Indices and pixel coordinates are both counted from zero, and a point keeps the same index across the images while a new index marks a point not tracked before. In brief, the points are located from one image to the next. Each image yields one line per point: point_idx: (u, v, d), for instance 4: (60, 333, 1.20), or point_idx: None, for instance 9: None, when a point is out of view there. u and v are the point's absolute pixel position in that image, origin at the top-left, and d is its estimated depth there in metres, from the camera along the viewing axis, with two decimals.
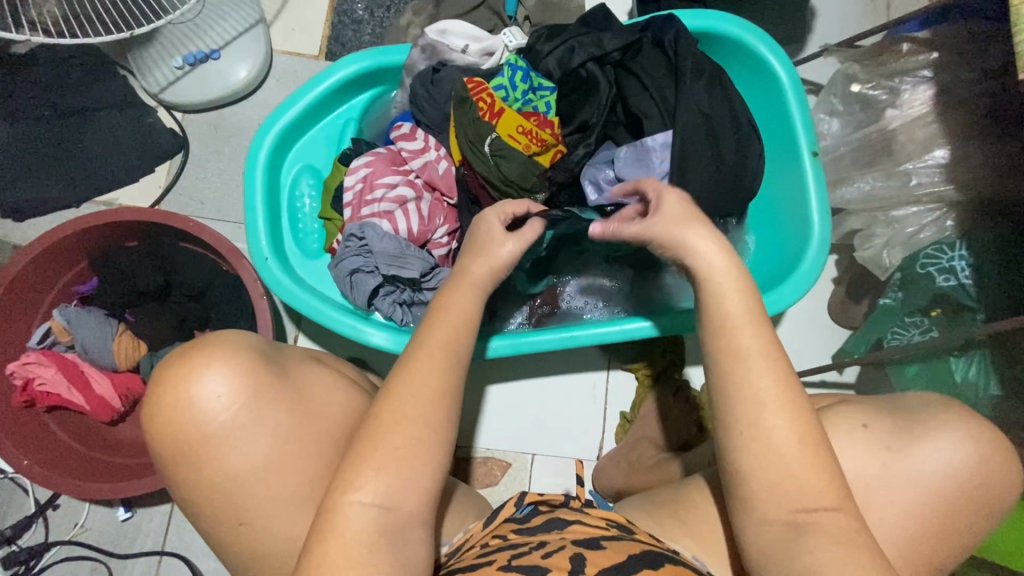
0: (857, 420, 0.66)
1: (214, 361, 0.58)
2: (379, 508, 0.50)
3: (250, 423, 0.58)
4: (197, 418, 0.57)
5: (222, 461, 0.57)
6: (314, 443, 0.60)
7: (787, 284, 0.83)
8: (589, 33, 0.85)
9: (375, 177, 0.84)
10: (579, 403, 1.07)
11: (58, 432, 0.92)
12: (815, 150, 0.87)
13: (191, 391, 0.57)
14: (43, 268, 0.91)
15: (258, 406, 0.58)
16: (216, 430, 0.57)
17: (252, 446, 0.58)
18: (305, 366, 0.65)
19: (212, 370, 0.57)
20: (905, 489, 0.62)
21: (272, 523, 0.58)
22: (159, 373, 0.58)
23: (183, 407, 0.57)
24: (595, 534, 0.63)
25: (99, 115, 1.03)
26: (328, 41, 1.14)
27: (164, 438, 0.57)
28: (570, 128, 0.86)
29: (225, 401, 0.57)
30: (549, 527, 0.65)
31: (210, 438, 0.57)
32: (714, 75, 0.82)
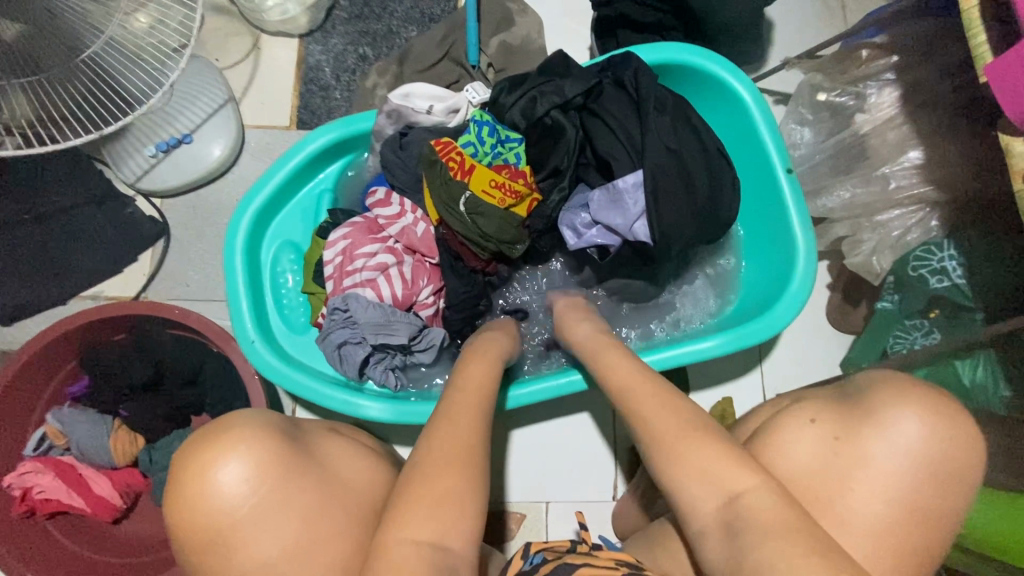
0: (803, 416, 0.66)
1: (239, 442, 0.58)
2: (423, 537, 0.50)
3: (277, 503, 0.57)
4: (223, 501, 0.56)
5: (247, 549, 0.55)
6: (343, 517, 0.60)
7: (781, 303, 0.82)
8: (551, 81, 0.86)
9: (354, 248, 0.84)
10: (590, 443, 1.05)
11: (61, 538, 0.90)
12: (789, 167, 0.87)
13: (219, 475, 0.56)
14: (33, 374, 0.90)
15: (285, 486, 0.57)
16: (243, 513, 0.56)
17: (279, 527, 0.56)
18: (323, 439, 0.66)
19: (239, 450, 0.57)
20: (864, 474, 0.60)
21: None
22: (179, 463, 0.57)
23: (208, 492, 0.55)
24: None
25: (79, 211, 1.04)
26: (298, 110, 1.16)
27: (192, 527, 0.55)
28: (542, 175, 0.86)
29: (253, 483, 0.56)
30: (556, 572, 0.63)
31: (237, 523, 0.56)
32: (678, 107, 0.83)
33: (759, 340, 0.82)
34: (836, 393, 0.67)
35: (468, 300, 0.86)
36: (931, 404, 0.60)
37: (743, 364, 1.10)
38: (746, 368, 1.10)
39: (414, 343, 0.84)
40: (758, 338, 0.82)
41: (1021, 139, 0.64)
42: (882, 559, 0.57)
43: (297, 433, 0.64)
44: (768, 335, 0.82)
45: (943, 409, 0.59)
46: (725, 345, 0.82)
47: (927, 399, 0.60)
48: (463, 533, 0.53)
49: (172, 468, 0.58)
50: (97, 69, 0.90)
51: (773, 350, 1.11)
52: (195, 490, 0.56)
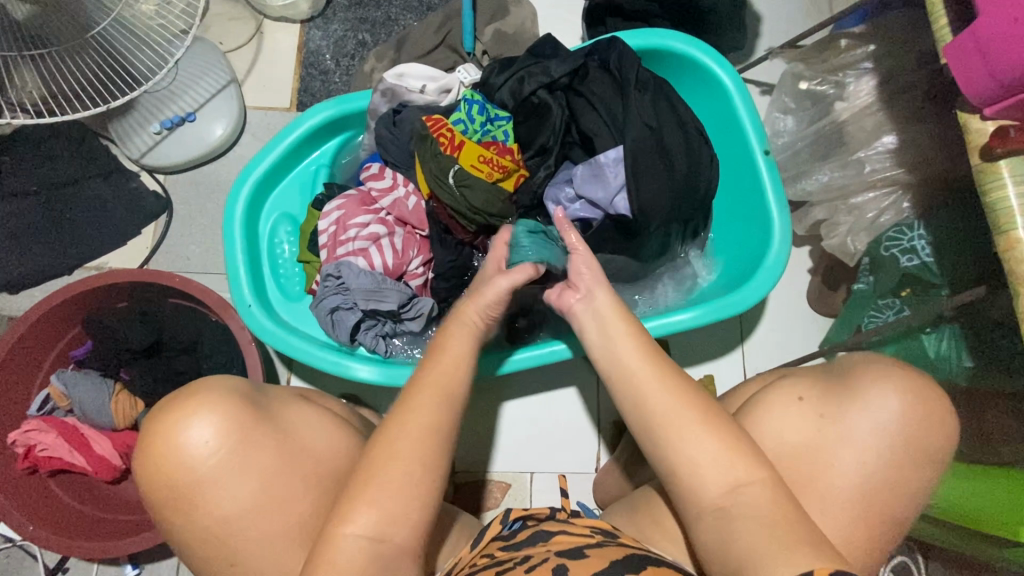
0: (793, 393, 0.70)
1: (202, 408, 0.61)
2: (368, 533, 0.53)
3: (238, 465, 0.60)
4: (188, 460, 0.59)
5: (208, 503, 0.60)
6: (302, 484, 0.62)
7: (758, 277, 0.86)
8: (538, 62, 0.89)
9: (347, 218, 0.88)
10: (574, 417, 1.09)
11: (62, 494, 0.93)
12: (767, 149, 0.90)
13: (182, 438, 0.59)
14: (38, 337, 0.94)
15: (246, 450, 0.61)
16: (208, 469, 0.60)
17: (238, 487, 0.60)
18: (290, 406, 0.67)
19: (204, 415, 0.60)
20: (843, 451, 0.65)
21: (256, 555, 0.60)
22: (149, 424, 0.61)
23: (175, 452, 0.59)
24: (581, 543, 0.64)
25: (85, 184, 1.08)
26: (298, 92, 1.20)
27: (157, 483, 0.60)
28: (529, 153, 0.90)
29: (214, 446, 0.60)
30: (534, 540, 0.66)
31: (198, 482, 0.60)
32: (658, 89, 0.86)
33: (735, 312, 0.86)
34: (822, 371, 0.72)
35: (454, 269, 0.90)
36: (912, 385, 0.65)
37: (725, 344, 1.14)
38: (728, 348, 1.14)
39: (404, 310, 0.88)
40: (735, 310, 0.85)
41: (978, 117, 0.68)
42: (856, 532, 0.64)
43: (262, 400, 0.66)
44: (744, 307, 0.86)
45: (921, 390, 0.65)
46: (703, 316, 0.85)
47: (910, 382, 0.65)
48: (404, 530, 0.55)
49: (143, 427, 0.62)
50: (105, 48, 0.94)
51: (755, 330, 1.14)
52: (163, 449, 0.60)
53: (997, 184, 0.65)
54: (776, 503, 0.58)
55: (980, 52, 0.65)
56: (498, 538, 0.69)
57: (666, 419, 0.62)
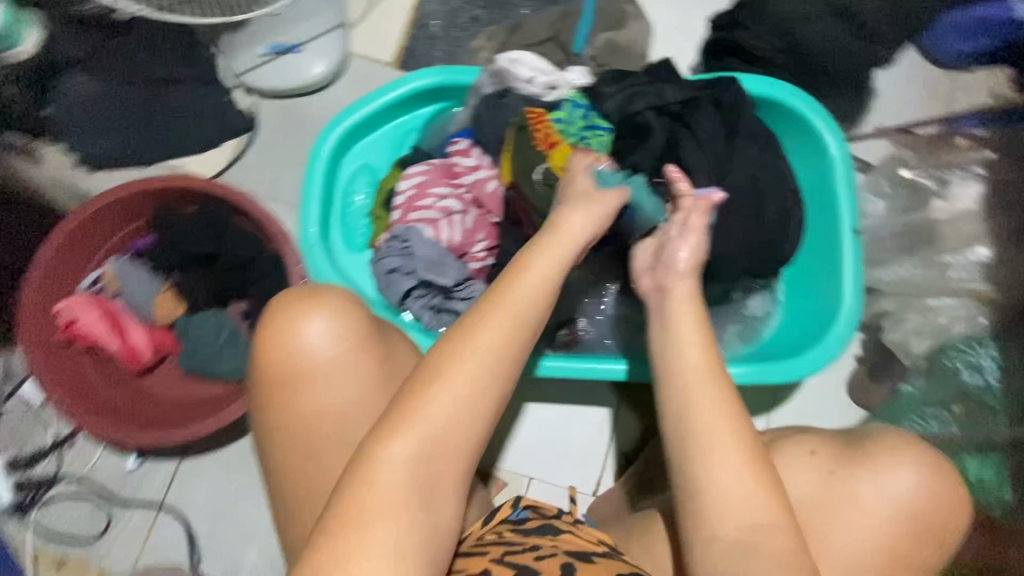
0: (805, 447, 0.66)
1: (328, 305, 0.61)
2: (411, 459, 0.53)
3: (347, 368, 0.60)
4: (306, 348, 0.60)
5: (307, 397, 0.60)
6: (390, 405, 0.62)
7: (815, 350, 0.84)
8: (652, 83, 0.89)
9: (428, 185, 0.89)
10: (585, 436, 1.09)
11: (89, 374, 0.96)
12: (858, 228, 0.88)
13: (302, 326, 0.60)
14: (106, 219, 0.97)
15: (356, 355, 0.60)
16: (317, 363, 0.60)
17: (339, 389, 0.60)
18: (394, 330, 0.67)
19: (322, 312, 0.60)
20: (852, 522, 0.62)
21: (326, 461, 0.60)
22: (278, 303, 0.62)
23: (295, 337, 0.60)
24: (588, 548, 0.65)
25: (176, 89, 1.08)
26: (402, 51, 1.20)
27: (272, 359, 0.60)
28: (617, 170, 0.87)
29: (330, 343, 0.60)
30: (541, 530, 0.67)
31: (313, 372, 0.60)
32: (768, 142, 0.87)
33: (791, 379, 0.83)
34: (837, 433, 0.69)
35: (517, 263, 0.90)
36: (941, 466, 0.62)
37: None
38: None
39: (457, 288, 0.87)
40: (787, 377, 0.83)
41: None
42: None
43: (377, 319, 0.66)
44: (796, 378, 0.84)
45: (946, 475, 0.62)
46: (751, 375, 0.84)
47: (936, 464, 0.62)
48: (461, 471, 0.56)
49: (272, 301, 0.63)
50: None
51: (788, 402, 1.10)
52: (281, 328, 0.60)
53: None
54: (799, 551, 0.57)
55: None
56: (508, 521, 0.69)
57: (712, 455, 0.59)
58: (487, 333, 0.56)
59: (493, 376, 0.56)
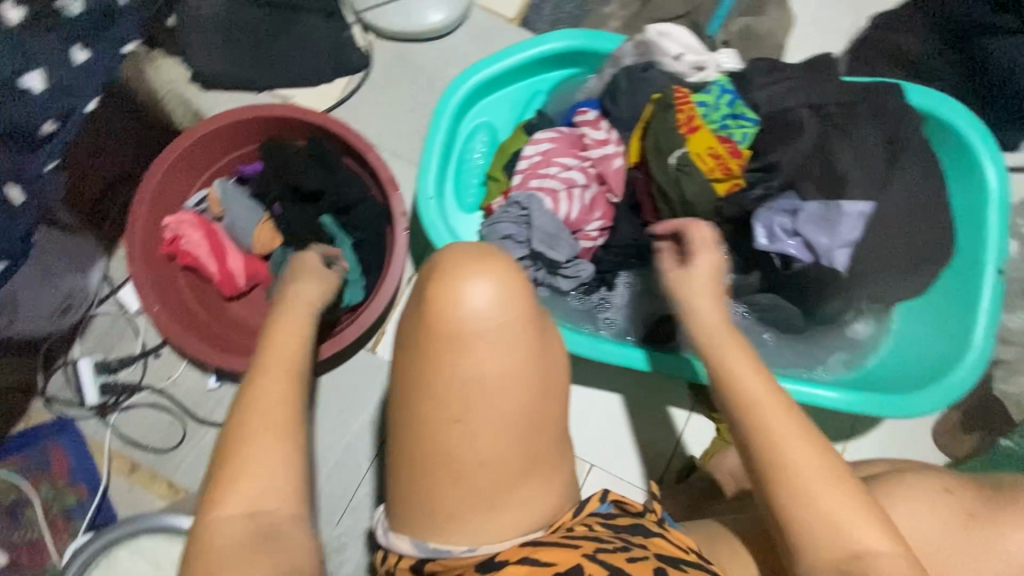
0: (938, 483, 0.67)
1: (482, 274, 0.53)
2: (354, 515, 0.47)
3: (506, 339, 0.52)
4: (460, 318, 0.51)
5: (461, 375, 0.52)
6: (543, 385, 0.55)
7: (930, 390, 0.81)
8: (812, 79, 0.82)
9: (554, 154, 0.85)
10: (654, 429, 1.03)
11: (186, 292, 0.97)
12: (1002, 270, 0.83)
13: (457, 293, 0.52)
14: (221, 140, 0.96)
15: (517, 326, 0.53)
16: (474, 328, 0.52)
17: (496, 361, 0.52)
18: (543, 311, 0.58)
19: (483, 280, 0.52)
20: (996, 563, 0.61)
21: (475, 442, 0.53)
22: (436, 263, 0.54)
23: (449, 304, 0.52)
24: (678, 556, 0.58)
25: (303, 17, 1.05)
26: (526, 8, 1.15)
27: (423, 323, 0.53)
28: (754, 165, 0.82)
29: (485, 314, 0.52)
30: (633, 529, 0.61)
31: (465, 346, 0.52)
32: (927, 163, 0.80)
33: (893, 413, 0.81)
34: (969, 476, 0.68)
35: (632, 248, 0.87)
36: None
37: (834, 431, 1.07)
38: (833, 437, 1.07)
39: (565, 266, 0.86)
40: (891, 411, 0.80)
41: None
42: None
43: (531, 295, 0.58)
44: (901, 414, 0.81)
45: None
46: (864, 405, 0.81)
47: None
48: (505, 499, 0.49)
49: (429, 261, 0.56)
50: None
51: (868, 431, 1.07)
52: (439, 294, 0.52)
53: None
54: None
55: None
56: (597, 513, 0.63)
57: (792, 468, 0.55)
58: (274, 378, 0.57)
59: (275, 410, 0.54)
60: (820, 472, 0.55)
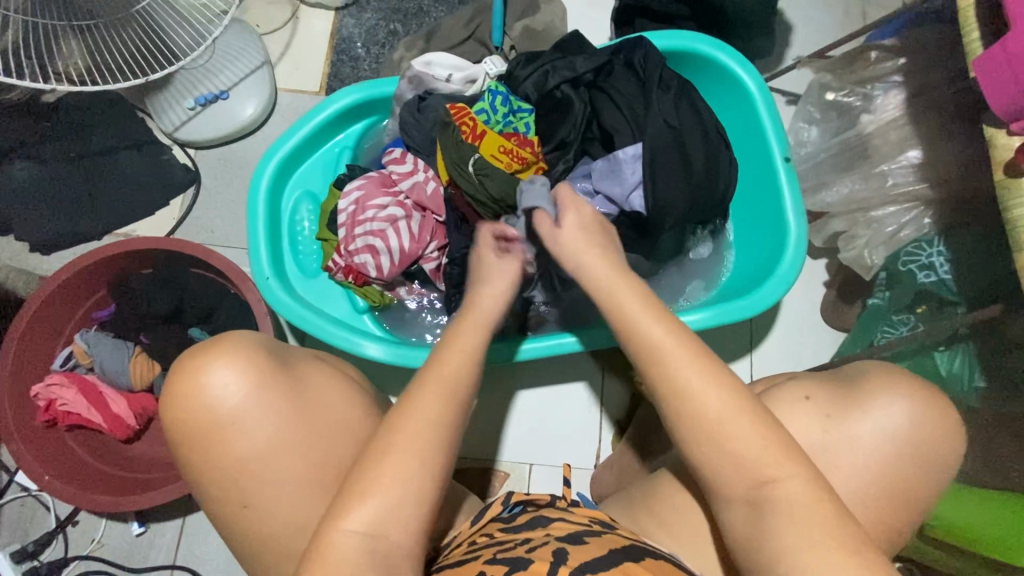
0: (801, 392, 0.68)
1: (224, 358, 0.65)
2: (364, 530, 0.54)
3: (257, 417, 0.64)
4: (210, 403, 0.63)
5: (232, 447, 0.64)
6: (315, 440, 0.65)
7: (769, 283, 0.86)
8: (564, 57, 0.91)
9: (366, 199, 0.90)
10: (575, 411, 1.08)
11: (79, 451, 0.97)
12: (787, 156, 0.91)
13: (202, 382, 0.64)
14: (65, 297, 0.97)
15: (264, 403, 0.64)
16: (224, 417, 0.64)
17: (256, 426, 0.64)
18: (310, 365, 0.71)
19: (226, 363, 0.64)
20: (844, 451, 0.65)
21: (272, 504, 0.64)
22: (179, 365, 0.66)
23: (196, 394, 0.64)
24: (578, 530, 0.64)
25: (120, 155, 1.11)
26: (328, 77, 1.23)
27: (184, 418, 0.64)
28: (548, 147, 0.91)
29: (234, 389, 0.64)
30: (533, 523, 0.67)
31: (224, 419, 0.64)
32: (682, 90, 0.88)
33: (746, 315, 0.86)
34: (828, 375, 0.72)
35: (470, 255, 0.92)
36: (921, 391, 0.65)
37: (734, 349, 1.12)
38: (736, 354, 1.12)
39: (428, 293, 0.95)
40: (741, 314, 0.85)
41: (1004, 132, 0.68)
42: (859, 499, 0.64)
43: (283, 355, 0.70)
44: (752, 314, 0.86)
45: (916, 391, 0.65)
46: (715, 318, 0.85)
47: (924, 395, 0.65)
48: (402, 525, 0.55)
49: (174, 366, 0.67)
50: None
51: (765, 339, 1.13)
52: (191, 387, 0.64)
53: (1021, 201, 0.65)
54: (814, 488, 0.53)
55: (1011, 68, 0.65)
56: (496, 519, 0.70)
57: (701, 402, 0.56)
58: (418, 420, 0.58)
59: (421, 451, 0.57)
60: (728, 397, 0.56)
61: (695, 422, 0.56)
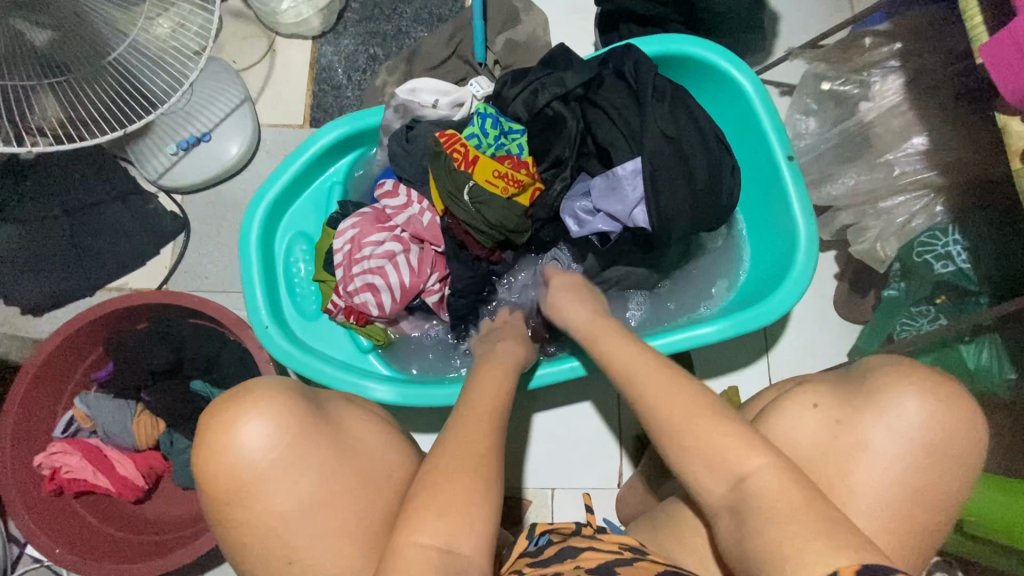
0: (808, 400, 0.68)
1: (261, 408, 0.59)
2: (434, 546, 0.51)
3: (295, 468, 0.58)
4: (246, 458, 0.58)
5: (270, 505, 0.57)
6: (361, 486, 0.60)
7: (784, 287, 0.83)
8: (552, 73, 0.87)
9: (362, 236, 0.87)
10: (594, 432, 1.05)
11: (88, 517, 0.95)
12: (791, 154, 0.88)
13: (238, 435, 0.58)
14: (61, 361, 0.95)
15: (303, 450, 0.59)
16: (261, 471, 0.58)
17: (299, 481, 0.58)
18: (346, 411, 0.66)
19: (263, 415, 0.59)
20: (878, 467, 0.62)
21: (322, 563, 0.57)
22: (212, 414, 0.60)
23: (230, 449, 0.58)
24: (607, 559, 0.64)
25: (104, 208, 1.08)
26: (311, 109, 1.20)
27: (217, 474, 0.58)
28: (544, 165, 0.89)
29: (272, 444, 0.58)
30: (561, 555, 0.66)
31: (261, 476, 0.58)
32: (677, 97, 0.85)
33: (762, 322, 0.83)
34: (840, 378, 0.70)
35: (473, 286, 0.89)
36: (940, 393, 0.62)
37: (749, 352, 1.09)
38: (752, 357, 1.09)
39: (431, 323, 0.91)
40: (757, 322, 0.83)
41: (1017, 118, 0.66)
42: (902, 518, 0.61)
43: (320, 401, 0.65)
44: (769, 321, 0.83)
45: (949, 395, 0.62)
46: (728, 330, 0.83)
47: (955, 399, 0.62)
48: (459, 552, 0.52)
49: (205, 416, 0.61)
50: (94, 44, 0.84)
51: (780, 340, 1.10)
52: (226, 440, 0.58)
53: None
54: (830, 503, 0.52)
55: (1019, 50, 0.63)
56: (524, 555, 0.69)
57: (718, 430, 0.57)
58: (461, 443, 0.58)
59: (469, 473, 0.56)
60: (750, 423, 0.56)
61: (721, 454, 0.56)
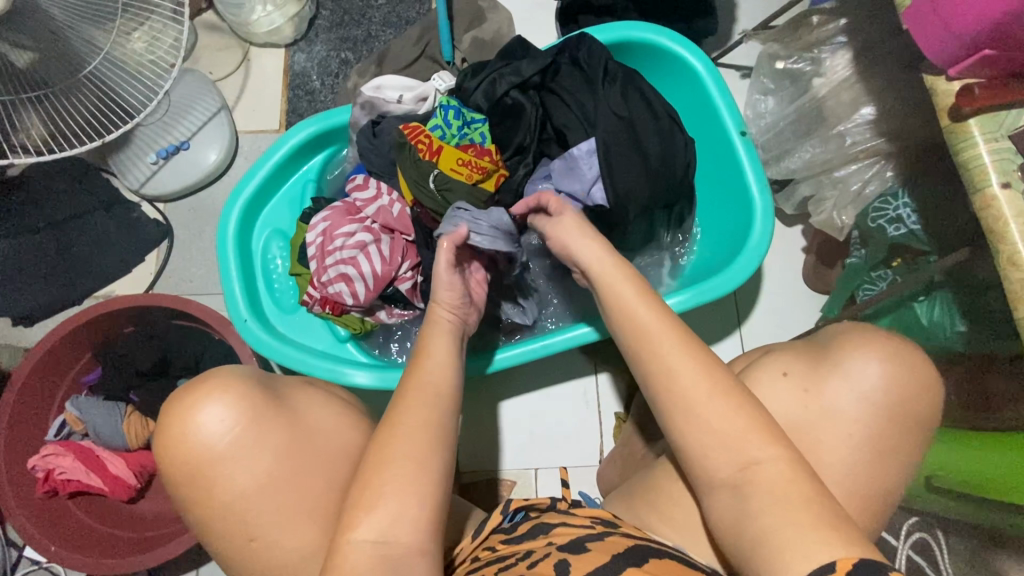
0: (778, 368, 0.65)
1: (214, 393, 0.62)
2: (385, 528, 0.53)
3: (252, 447, 0.61)
4: (204, 440, 0.61)
5: (231, 482, 0.60)
6: (317, 464, 0.63)
7: (742, 257, 0.86)
8: (509, 63, 0.91)
9: (333, 229, 0.90)
10: (574, 411, 1.08)
11: (82, 516, 0.97)
12: (743, 130, 0.91)
13: (195, 420, 0.61)
14: (51, 366, 0.98)
15: (258, 432, 0.61)
16: (218, 453, 0.61)
17: (255, 458, 0.61)
18: (301, 391, 0.68)
19: (216, 399, 0.62)
20: (836, 430, 0.60)
21: (283, 536, 0.60)
22: (170, 404, 0.63)
23: (189, 433, 0.61)
24: (580, 534, 0.63)
25: (88, 219, 1.11)
26: (287, 114, 1.24)
27: (179, 458, 0.61)
28: (507, 153, 0.92)
29: (228, 425, 0.61)
30: (535, 533, 0.65)
31: (220, 457, 0.61)
32: (628, 80, 0.89)
33: (723, 292, 0.86)
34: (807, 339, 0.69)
35: None
36: (905, 355, 0.60)
37: (721, 327, 1.12)
38: (725, 331, 1.12)
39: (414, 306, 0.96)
40: (717, 292, 0.86)
41: (944, 78, 0.69)
42: None
43: (274, 384, 0.67)
44: (728, 290, 0.86)
45: (905, 354, 0.61)
46: (690, 300, 0.85)
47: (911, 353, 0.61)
48: (420, 521, 0.55)
49: (164, 406, 0.64)
50: (70, 60, 0.86)
51: (751, 313, 1.13)
52: (183, 426, 0.61)
53: (968, 143, 0.66)
54: (779, 461, 0.52)
55: (934, 10, 0.67)
56: (498, 532, 0.68)
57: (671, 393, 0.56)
58: (412, 417, 0.58)
59: (425, 452, 0.57)
60: (704, 381, 0.56)
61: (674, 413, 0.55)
